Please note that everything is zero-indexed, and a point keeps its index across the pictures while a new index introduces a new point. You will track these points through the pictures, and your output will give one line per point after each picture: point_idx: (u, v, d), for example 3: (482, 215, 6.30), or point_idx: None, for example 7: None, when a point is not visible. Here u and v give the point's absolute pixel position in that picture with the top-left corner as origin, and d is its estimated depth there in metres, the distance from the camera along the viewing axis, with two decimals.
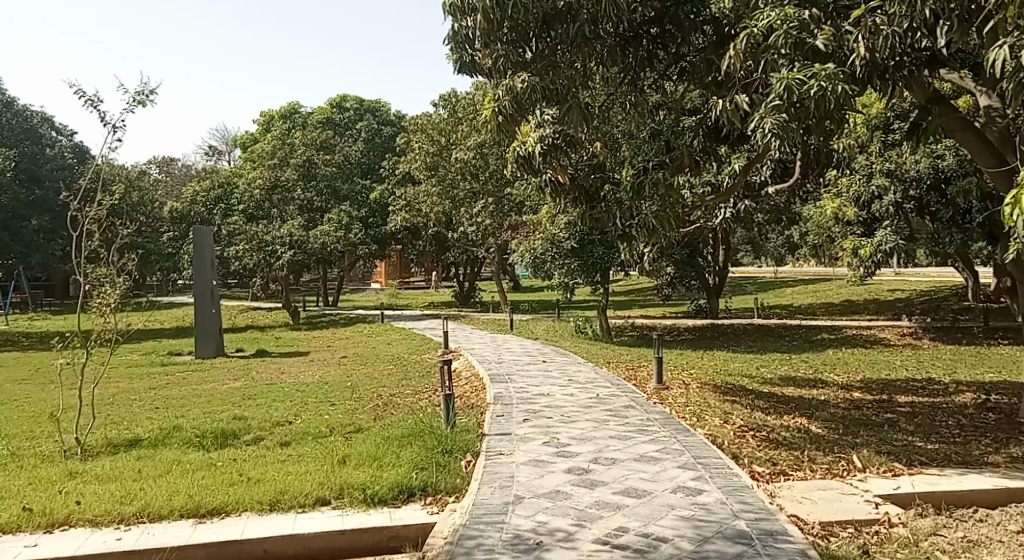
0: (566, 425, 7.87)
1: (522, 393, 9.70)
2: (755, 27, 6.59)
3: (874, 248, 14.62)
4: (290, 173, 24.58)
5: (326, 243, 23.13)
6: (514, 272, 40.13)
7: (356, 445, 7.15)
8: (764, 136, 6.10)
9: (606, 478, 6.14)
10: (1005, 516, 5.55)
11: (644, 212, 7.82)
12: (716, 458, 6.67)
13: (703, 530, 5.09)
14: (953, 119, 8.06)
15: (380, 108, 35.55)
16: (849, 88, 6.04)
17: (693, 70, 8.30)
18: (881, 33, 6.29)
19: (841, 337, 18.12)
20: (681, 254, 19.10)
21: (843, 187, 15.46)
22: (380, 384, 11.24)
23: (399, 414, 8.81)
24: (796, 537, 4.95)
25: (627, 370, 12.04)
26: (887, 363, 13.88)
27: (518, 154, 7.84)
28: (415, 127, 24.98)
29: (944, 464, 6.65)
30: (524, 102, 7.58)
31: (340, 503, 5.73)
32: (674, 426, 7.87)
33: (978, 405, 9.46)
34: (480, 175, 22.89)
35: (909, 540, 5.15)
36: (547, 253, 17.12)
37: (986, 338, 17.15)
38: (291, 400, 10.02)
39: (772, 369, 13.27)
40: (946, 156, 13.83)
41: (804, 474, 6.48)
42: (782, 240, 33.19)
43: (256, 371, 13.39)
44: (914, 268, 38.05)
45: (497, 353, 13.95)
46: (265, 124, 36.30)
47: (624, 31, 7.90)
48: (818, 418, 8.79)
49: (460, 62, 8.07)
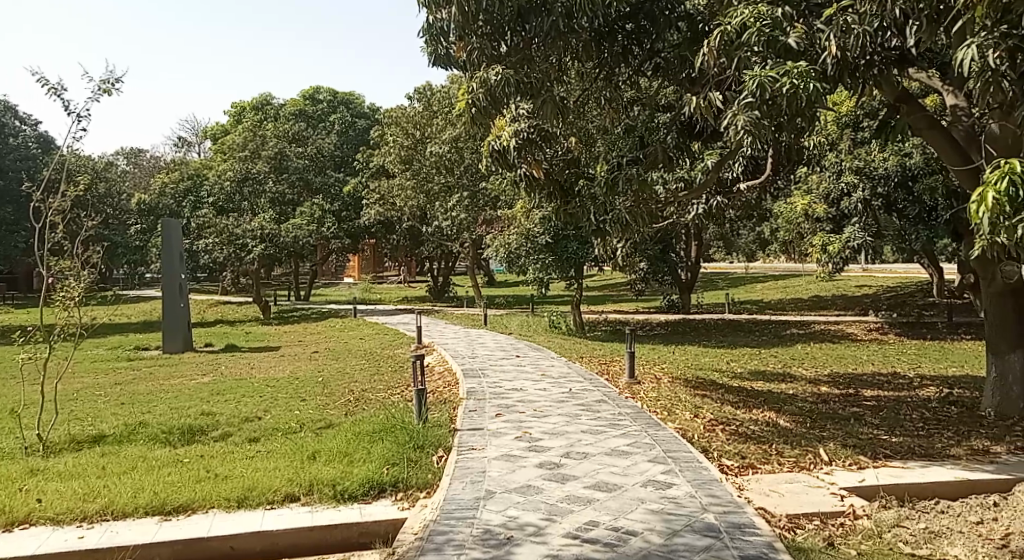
0: (538, 420, 7.90)
1: (496, 388, 9.69)
2: (729, 24, 6.66)
3: (843, 244, 14.84)
4: (261, 165, 24.00)
5: (298, 236, 22.90)
6: (489, 268, 40.07)
7: (326, 441, 7.10)
8: (737, 133, 6.21)
9: (577, 472, 6.17)
10: (965, 508, 5.64)
11: (618, 208, 7.89)
12: (686, 452, 6.75)
13: (672, 524, 5.13)
14: (921, 117, 8.12)
15: (354, 100, 35.28)
16: (819, 85, 6.08)
17: (667, 66, 8.35)
18: (853, 32, 6.41)
19: (810, 332, 18.35)
20: (654, 250, 19.27)
21: (814, 184, 15.77)
22: (351, 379, 11.19)
23: (370, 410, 8.76)
24: (763, 530, 5.01)
25: (600, 365, 12.10)
26: (854, 358, 14.09)
27: (493, 148, 7.94)
28: (390, 120, 24.98)
29: (907, 457, 6.75)
30: (498, 95, 7.46)
31: (309, 499, 5.68)
32: (645, 420, 7.93)
33: (941, 399, 9.62)
34: (456, 169, 22.82)
35: (872, 532, 5.24)
36: (522, 248, 17.14)
37: (949, 333, 17.47)
38: (260, 396, 9.91)
39: (742, 364, 13.39)
40: (914, 155, 13.91)
41: (772, 468, 6.56)
42: (753, 236, 33.60)
43: (226, 365, 13.25)
44: (881, 266, 38.56)
45: (470, 348, 13.93)
46: (236, 115, 35.91)
47: (600, 26, 7.93)
48: (786, 412, 8.91)
49: (435, 54, 8.12)
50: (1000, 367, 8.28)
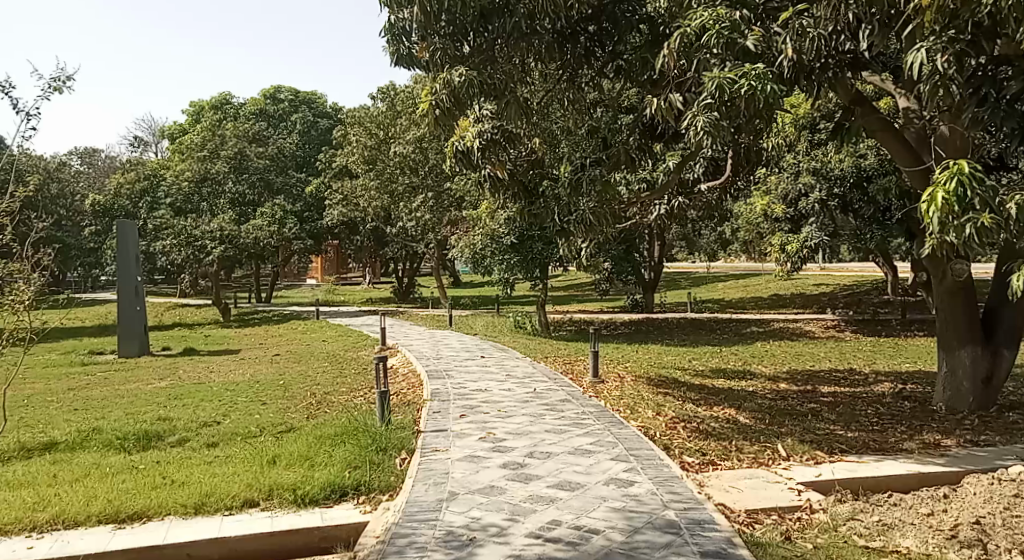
0: (502, 420, 7.90)
1: (460, 389, 9.68)
2: (688, 27, 6.74)
3: (801, 245, 15.26)
4: (221, 165, 23.65)
5: (258, 237, 22.59)
6: (453, 269, 40.00)
7: (287, 445, 7.03)
8: (697, 133, 6.27)
9: (540, 471, 6.19)
10: (917, 500, 5.77)
11: (581, 208, 7.91)
12: (648, 450, 6.81)
13: (633, 521, 5.18)
14: (875, 119, 8.28)
15: (316, 100, 34.51)
16: (777, 88, 6.19)
17: (629, 67, 8.43)
18: (808, 36, 6.53)
19: (769, 330, 18.63)
20: (617, 250, 19.42)
21: (772, 185, 16.03)
22: (313, 381, 11.08)
23: (333, 413, 8.69)
24: (722, 526, 5.08)
25: (565, 364, 12.18)
26: (812, 355, 14.34)
27: (457, 150, 7.90)
28: (353, 120, 24.83)
29: (863, 452, 6.90)
30: (461, 96, 7.47)
31: (269, 504, 5.62)
32: (608, 418, 7.99)
33: (895, 394, 9.86)
34: (420, 169, 22.72)
35: (828, 525, 5.35)
36: (487, 248, 17.15)
37: (903, 330, 17.88)
38: (219, 400, 9.77)
39: (703, 362, 13.55)
40: (868, 156, 14.21)
41: (732, 464, 6.66)
42: (715, 236, 34.01)
43: (183, 369, 13.04)
44: (838, 264, 39.24)
45: (435, 349, 13.89)
46: (194, 115, 35.34)
47: (563, 28, 7.98)
48: (746, 409, 9.05)
49: (397, 54, 8.07)
50: (950, 363, 8.51)
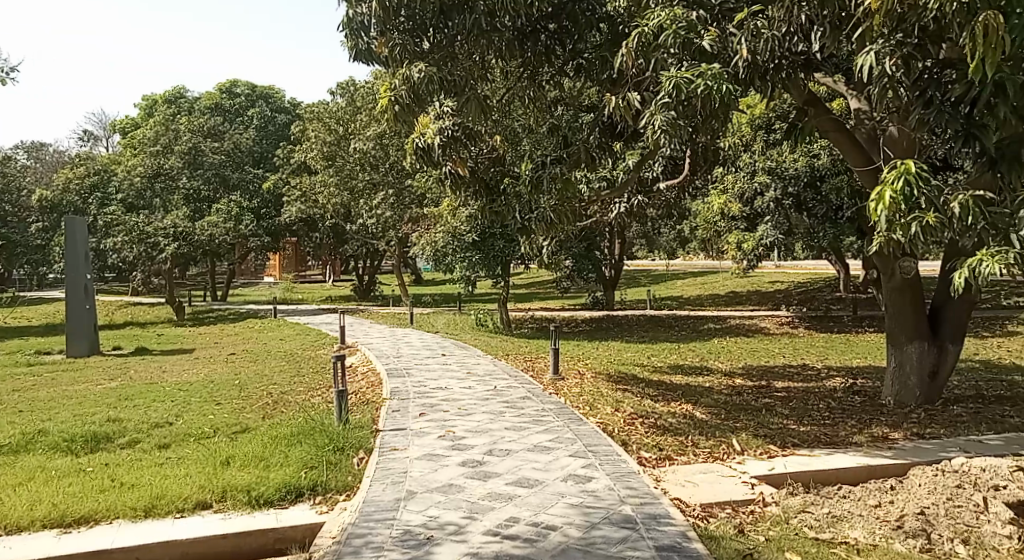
0: (462, 418, 7.89)
1: (420, 387, 9.65)
2: (646, 26, 6.82)
3: (757, 242, 15.61)
4: (174, 160, 23.34)
5: (213, 234, 22.13)
6: (414, 266, 39.83)
7: (242, 445, 6.94)
8: (653, 132, 6.35)
9: (499, 469, 6.20)
10: (865, 491, 5.91)
11: (543, 206, 7.94)
12: (606, 446, 6.86)
13: (591, 517, 5.21)
14: (827, 120, 8.45)
15: (272, 94, 34.40)
16: (733, 87, 6.26)
17: (589, 66, 8.51)
18: (762, 37, 6.68)
19: (726, 327, 18.89)
20: (578, 248, 19.52)
21: (729, 184, 16.16)
22: (269, 381, 10.94)
23: (289, 413, 8.59)
24: (677, 520, 5.14)
25: (526, 362, 12.23)
26: (767, 351, 14.58)
27: (417, 146, 7.68)
28: (312, 115, 24.59)
29: (814, 445, 7.04)
30: (421, 92, 7.45)
31: (222, 506, 5.54)
32: (568, 415, 8.04)
33: (846, 389, 10.08)
34: (381, 166, 22.61)
35: (780, 518, 5.45)
36: (448, 246, 17.09)
37: (855, 326, 18.28)
38: (171, 401, 9.60)
39: (662, 358, 13.70)
40: (822, 156, 14.61)
41: (688, 458, 6.75)
42: (674, 234, 34.34)
43: (135, 369, 12.79)
44: (793, 262, 40.01)
45: (395, 347, 13.81)
46: (147, 109, 34.64)
47: (523, 26, 8.00)
48: (702, 404, 9.17)
49: (356, 49, 7.97)
50: (899, 357, 8.71)
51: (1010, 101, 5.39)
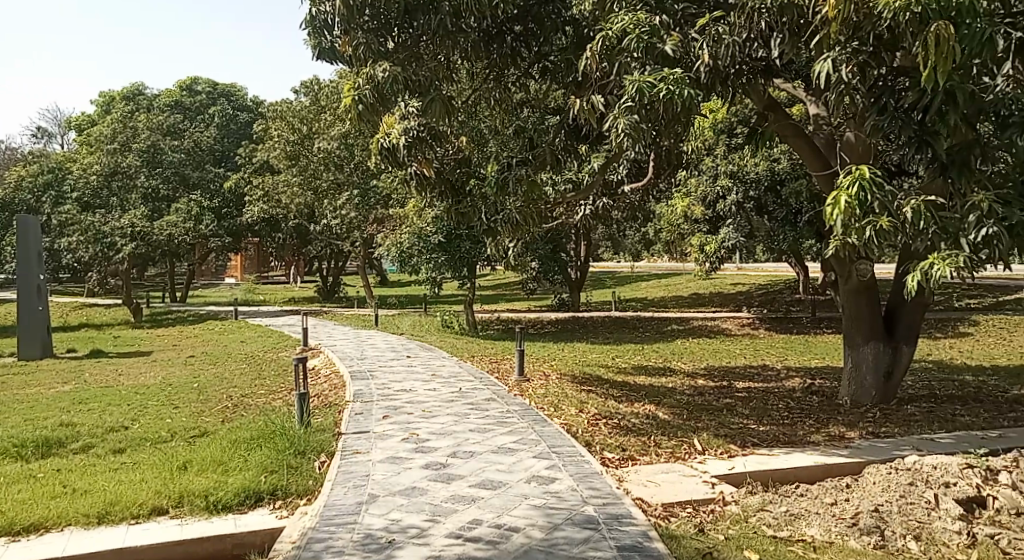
0: (426, 420, 7.87)
1: (384, 389, 9.60)
2: (610, 30, 6.83)
3: (718, 245, 15.85)
4: (132, 159, 22.71)
5: (173, 234, 21.87)
6: (379, 267, 39.64)
7: (200, 450, 6.84)
8: (618, 135, 6.39)
9: (463, 471, 6.19)
10: (822, 490, 6.01)
11: (508, 208, 7.96)
12: (569, 446, 6.89)
13: (553, 518, 5.23)
14: (786, 125, 8.54)
15: (234, 92, 34.05)
16: (695, 92, 6.33)
17: (555, 69, 8.64)
18: (723, 42, 6.77)
19: (689, 328, 19.10)
20: (543, 249, 19.57)
21: (692, 187, 16.33)
22: (229, 384, 10.80)
23: (249, 416, 8.49)
24: (639, 520, 5.18)
25: (491, 363, 12.23)
26: (729, 352, 14.77)
27: (381, 146, 7.59)
28: (274, 114, 24.34)
29: (773, 445, 7.15)
30: (386, 92, 7.41)
31: (179, 511, 5.45)
32: (532, 416, 8.06)
33: (805, 389, 10.25)
34: (345, 166, 22.50)
35: (740, 517, 5.52)
36: (414, 248, 16.93)
37: (813, 327, 18.61)
38: (127, 405, 9.42)
39: (626, 359, 13.79)
40: (782, 160, 14.84)
41: (650, 459, 6.80)
42: (639, 237, 34.62)
43: (89, 372, 12.52)
44: (754, 264, 40.61)
45: (359, 349, 13.73)
46: (104, 105, 33.95)
47: (488, 27, 7.98)
48: (665, 405, 9.25)
49: (319, 48, 7.98)
50: (855, 358, 8.89)
51: (960, 109, 5.55)
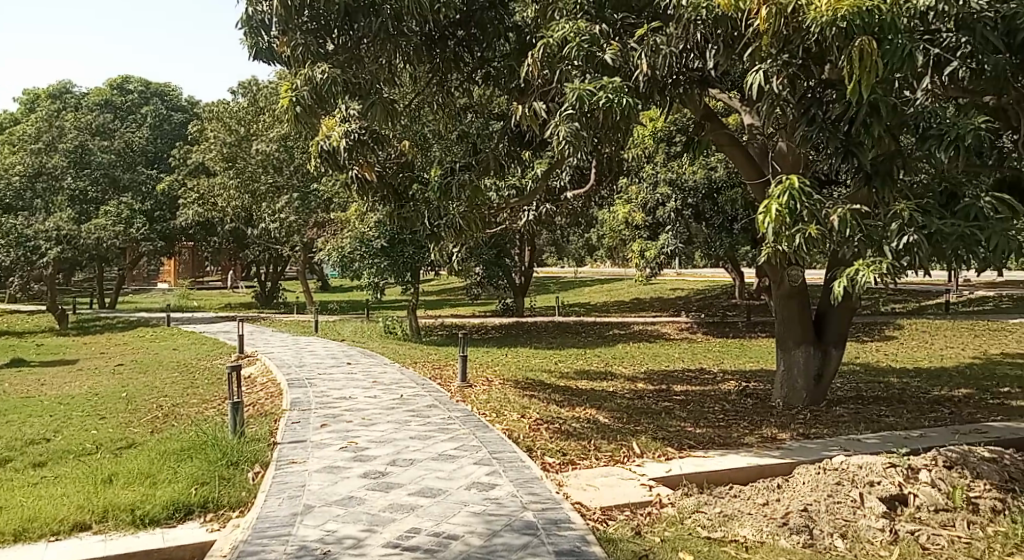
0: (365, 428, 7.77)
1: (323, 397, 9.45)
2: (551, 37, 6.95)
3: (658, 251, 15.93)
4: (58, 159, 22.02)
5: (101, 238, 21.23)
6: (320, 273, 39.11)
7: (126, 462, 6.64)
8: (559, 143, 6.46)
9: (402, 479, 6.13)
10: (754, 491, 6.14)
11: (451, 213, 7.94)
12: (511, 452, 6.90)
13: (492, 524, 5.22)
14: (722, 134, 8.76)
15: (168, 91, 33.23)
16: (634, 101, 6.39)
17: (498, 75, 8.58)
18: (661, 53, 6.83)
19: (629, 332, 19.33)
20: (488, 255, 19.54)
21: (633, 194, 16.54)
22: (159, 393, 10.49)
23: (180, 426, 8.26)
24: (578, 524, 5.21)
25: (434, 369, 12.17)
26: (668, 356, 15.01)
27: (322, 149, 7.49)
28: (210, 115, 23.81)
29: (709, 447, 7.28)
30: (324, 94, 7.27)
31: (103, 526, 5.27)
32: (473, 423, 8.04)
33: (739, 391, 10.47)
34: (284, 169, 22.17)
35: (675, 519, 5.60)
36: (355, 252, 16.84)
37: (748, 331, 19.05)
38: (50, 416, 9.08)
39: (568, 364, 13.88)
40: (719, 169, 15.26)
41: (590, 462, 6.85)
42: (581, 243, 34.88)
43: (10, 382, 12.03)
44: (695, 271, 41.30)
45: (297, 356, 13.50)
46: (29, 103, 32.74)
47: (430, 31, 8.02)
48: (606, 408, 9.34)
49: (256, 48, 7.80)
50: (787, 361, 9.12)
51: (884, 121, 5.79)
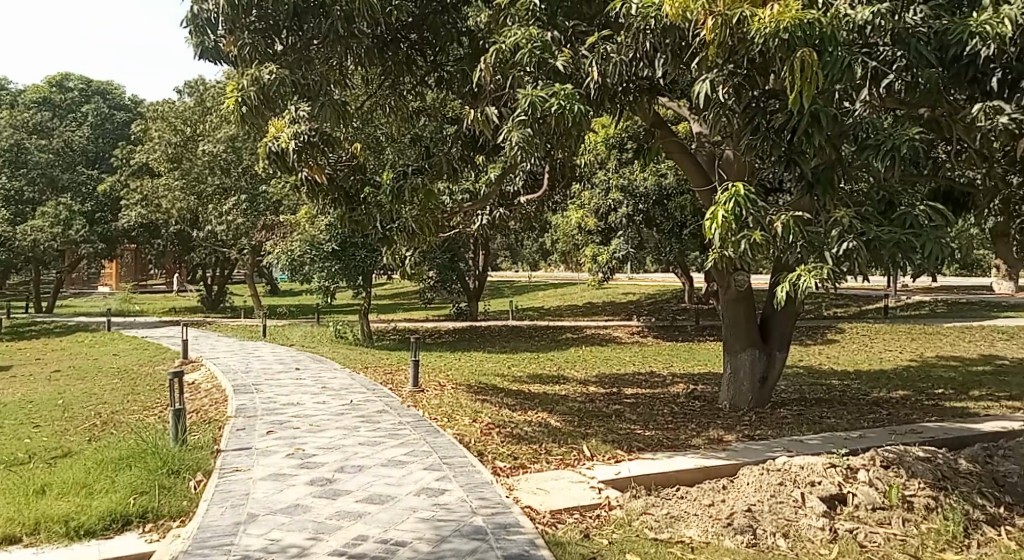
0: (313, 435, 7.66)
1: (270, 404, 9.30)
2: (503, 43, 6.89)
3: (610, 255, 16.16)
4: None
5: (38, 240, 20.61)
6: (271, 277, 38.51)
7: (61, 472, 6.43)
8: (512, 148, 6.47)
9: (350, 486, 6.05)
10: (700, 492, 6.21)
11: (403, 216, 7.93)
12: (461, 457, 6.86)
13: (441, 530, 5.18)
14: (672, 142, 8.88)
15: (110, 89, 32.29)
16: (585, 108, 6.44)
17: (451, 78, 8.56)
18: (611, 60, 6.99)
19: (582, 336, 19.45)
20: (441, 259, 19.48)
21: (585, 199, 16.67)
22: (99, 400, 10.20)
23: (120, 434, 8.04)
24: (526, 529, 5.21)
25: (385, 375, 12.06)
26: (619, 359, 15.13)
27: (270, 151, 7.27)
28: (155, 114, 23.27)
29: (657, 449, 7.35)
30: (271, 94, 7.24)
31: (35, 539, 5.09)
32: (424, 428, 7.98)
33: (688, 394, 10.60)
34: (233, 170, 21.81)
35: (623, 521, 5.63)
36: (305, 256, 16.60)
37: (698, 335, 19.32)
38: None
39: (520, 368, 13.91)
40: (669, 175, 15.46)
41: (541, 466, 6.85)
42: (535, 247, 34.98)
43: None
44: (647, 275, 41.74)
45: (245, 361, 13.26)
46: None
47: (382, 33, 7.98)
48: (557, 412, 9.37)
49: (201, 47, 7.65)
50: (734, 364, 9.24)
51: (823, 131, 5.80)
